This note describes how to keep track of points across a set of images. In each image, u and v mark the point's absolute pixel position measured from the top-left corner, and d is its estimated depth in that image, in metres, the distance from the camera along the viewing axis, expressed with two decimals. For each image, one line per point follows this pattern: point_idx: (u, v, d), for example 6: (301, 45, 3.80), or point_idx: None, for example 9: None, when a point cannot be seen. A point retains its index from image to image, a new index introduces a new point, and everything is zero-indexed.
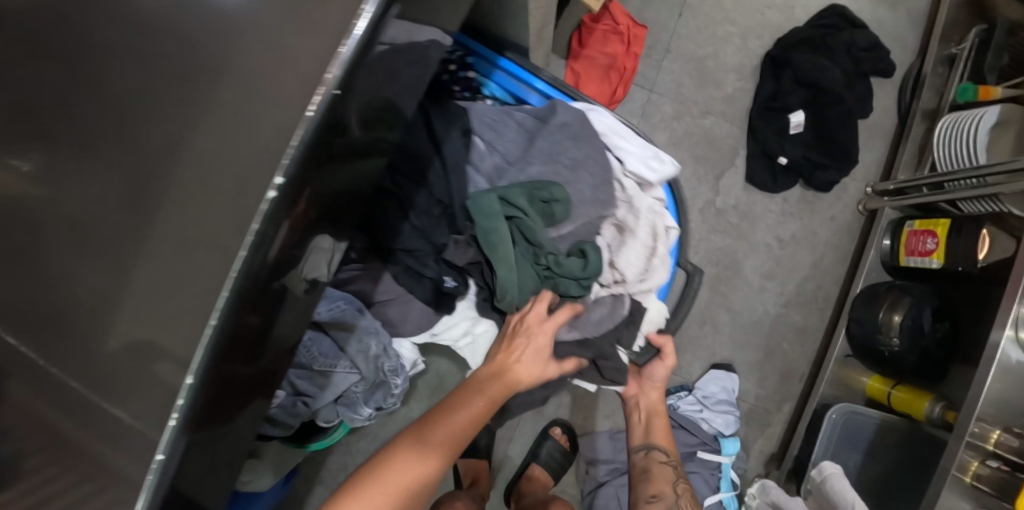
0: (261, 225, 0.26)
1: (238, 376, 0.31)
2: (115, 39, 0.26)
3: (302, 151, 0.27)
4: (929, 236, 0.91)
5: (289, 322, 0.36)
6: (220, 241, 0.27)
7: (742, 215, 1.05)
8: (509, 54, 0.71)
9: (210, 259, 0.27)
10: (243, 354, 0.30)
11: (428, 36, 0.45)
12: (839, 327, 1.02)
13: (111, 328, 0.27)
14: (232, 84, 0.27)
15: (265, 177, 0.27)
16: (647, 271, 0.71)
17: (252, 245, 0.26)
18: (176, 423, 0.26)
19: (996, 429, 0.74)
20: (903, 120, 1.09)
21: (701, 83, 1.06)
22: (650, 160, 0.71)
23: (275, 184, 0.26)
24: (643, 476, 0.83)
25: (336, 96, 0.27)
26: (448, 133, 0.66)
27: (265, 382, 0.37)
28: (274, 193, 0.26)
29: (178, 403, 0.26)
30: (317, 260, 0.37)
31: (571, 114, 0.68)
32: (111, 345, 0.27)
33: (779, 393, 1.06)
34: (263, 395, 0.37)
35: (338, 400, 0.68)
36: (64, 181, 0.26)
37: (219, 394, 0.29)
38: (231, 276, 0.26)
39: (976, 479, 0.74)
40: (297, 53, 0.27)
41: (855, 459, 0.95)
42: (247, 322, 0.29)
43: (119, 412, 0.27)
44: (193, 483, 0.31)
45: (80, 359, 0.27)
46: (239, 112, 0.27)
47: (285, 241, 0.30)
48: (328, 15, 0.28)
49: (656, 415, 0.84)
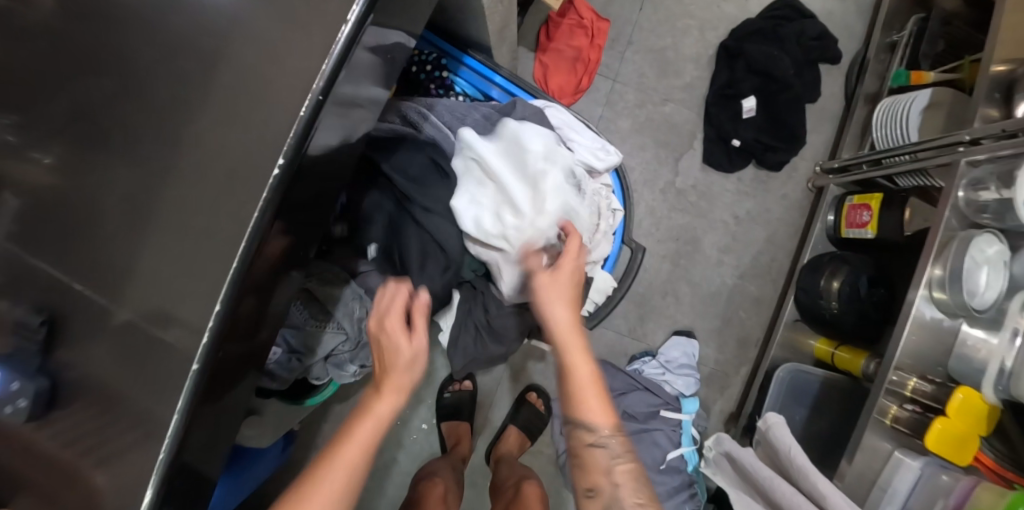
0: (269, 194, 0.40)
1: (258, 293, 0.45)
2: (163, 68, 0.41)
3: (297, 141, 0.40)
4: (865, 209, 1.01)
5: (282, 268, 0.48)
6: (242, 203, 0.41)
7: (700, 194, 1.15)
8: (473, 53, 0.80)
9: (233, 215, 0.41)
10: (258, 284, 0.44)
11: (397, 39, 0.57)
12: (788, 296, 1.12)
13: (171, 261, 0.42)
14: (250, 96, 0.41)
15: (272, 159, 0.40)
16: (591, 243, 0.77)
17: (263, 207, 0.40)
18: (212, 328, 0.41)
19: (913, 377, 0.85)
20: (848, 103, 1.18)
21: (662, 72, 1.15)
22: (598, 150, 0.80)
23: (279, 162, 0.40)
24: (576, 463, 0.65)
25: (319, 101, 0.41)
26: (425, 120, 0.76)
27: (271, 310, 0.50)
28: (279, 170, 0.40)
29: (214, 315, 0.41)
30: (302, 221, 0.49)
31: (528, 109, 0.77)
32: (173, 269, 0.42)
33: (736, 357, 1.16)
34: (271, 320, 0.51)
35: (328, 359, 0.76)
36: (142, 164, 0.41)
37: (243, 310, 0.43)
38: (251, 227, 0.40)
39: (895, 422, 0.85)
40: (291, 73, 0.41)
41: (801, 413, 1.05)
42: (261, 260, 0.43)
43: (180, 317, 0.42)
44: (224, 372, 0.45)
45: (153, 278, 0.42)
46: (254, 114, 0.41)
47: (286, 207, 0.43)
48: (311, 45, 0.41)
49: (574, 371, 0.63)
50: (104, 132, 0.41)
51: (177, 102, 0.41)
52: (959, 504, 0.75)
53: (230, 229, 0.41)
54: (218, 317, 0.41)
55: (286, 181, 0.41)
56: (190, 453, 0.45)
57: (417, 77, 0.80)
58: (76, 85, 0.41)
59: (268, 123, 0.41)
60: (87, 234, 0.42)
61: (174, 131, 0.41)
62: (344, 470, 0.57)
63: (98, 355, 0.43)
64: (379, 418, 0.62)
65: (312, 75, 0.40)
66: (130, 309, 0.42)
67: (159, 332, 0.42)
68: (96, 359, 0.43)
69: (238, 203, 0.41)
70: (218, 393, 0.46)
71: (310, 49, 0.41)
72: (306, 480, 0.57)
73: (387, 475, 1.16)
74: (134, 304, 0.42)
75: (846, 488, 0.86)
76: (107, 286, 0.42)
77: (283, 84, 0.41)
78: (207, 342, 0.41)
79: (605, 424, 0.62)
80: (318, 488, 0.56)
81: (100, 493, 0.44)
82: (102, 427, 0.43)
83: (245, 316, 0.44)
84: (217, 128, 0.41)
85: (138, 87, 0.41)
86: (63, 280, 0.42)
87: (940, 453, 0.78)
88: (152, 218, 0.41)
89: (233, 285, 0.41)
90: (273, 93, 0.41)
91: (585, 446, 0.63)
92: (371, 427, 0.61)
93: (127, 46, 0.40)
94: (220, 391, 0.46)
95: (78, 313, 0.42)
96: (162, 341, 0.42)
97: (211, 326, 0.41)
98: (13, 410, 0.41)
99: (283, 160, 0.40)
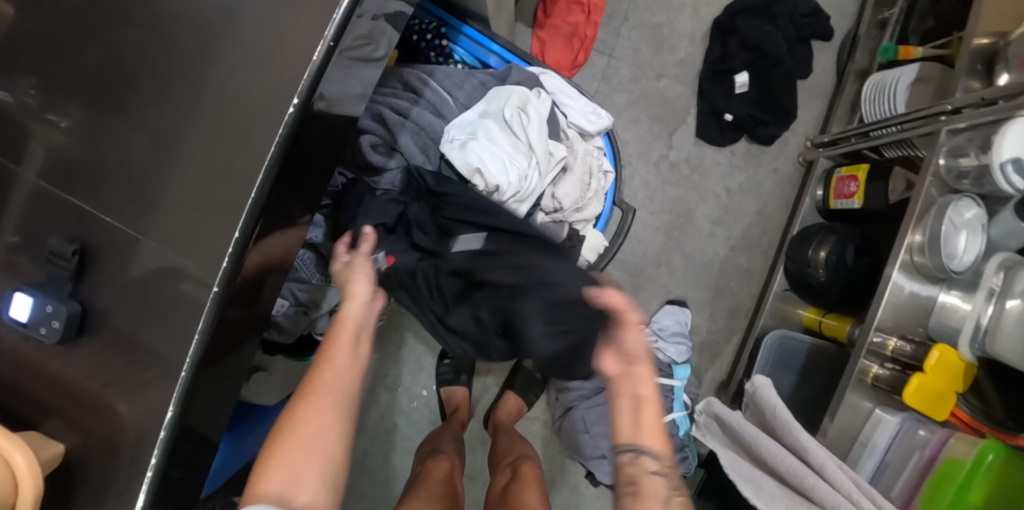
0: (285, 131, 0.45)
1: (272, 234, 0.51)
2: (184, 21, 0.46)
3: (310, 83, 0.45)
4: (852, 180, 1.04)
5: (292, 212, 0.53)
6: (257, 141, 0.45)
7: (693, 167, 1.18)
8: (471, 22, 0.82)
9: (249, 152, 0.45)
10: (273, 219, 0.49)
11: (397, 7, 0.61)
12: (777, 267, 1.16)
13: (190, 193, 0.46)
14: (265, 43, 0.45)
15: (287, 100, 0.45)
16: (583, 202, 0.82)
17: (279, 143, 0.45)
18: (232, 255, 0.46)
19: (893, 338, 0.87)
20: (839, 80, 1.21)
21: (657, 48, 1.18)
22: (590, 114, 0.84)
23: (294, 103, 0.45)
24: (627, 491, 0.53)
25: (330, 48, 0.45)
26: (425, 83, 0.78)
27: (285, 254, 0.56)
28: (293, 110, 0.45)
29: (233, 244, 0.46)
30: (309, 171, 0.53)
31: (523, 75, 0.79)
32: (192, 201, 0.46)
33: (728, 326, 1.20)
34: (283, 266, 0.56)
35: (329, 311, 0.80)
36: (165, 107, 0.46)
37: (257, 241, 0.48)
38: (268, 162, 0.45)
39: (875, 380, 0.88)
40: (304, 22, 0.45)
41: (789, 379, 1.08)
42: (276, 195, 0.48)
43: (201, 243, 0.46)
44: (243, 302, 0.50)
45: (176, 210, 0.47)
46: (269, 59, 0.45)
47: (299, 146, 0.48)
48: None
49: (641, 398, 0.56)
50: (128, 77, 0.47)
51: (196, 51, 0.46)
52: (933, 456, 0.79)
53: (247, 164, 0.45)
54: (237, 245, 0.46)
55: (299, 121, 0.46)
56: (209, 376, 0.50)
57: (417, 46, 0.83)
58: (112, 42, 0.47)
59: (283, 67, 0.45)
60: (113, 173, 0.47)
61: (195, 79, 0.46)
62: (341, 380, 0.58)
63: (125, 280, 0.47)
64: (351, 329, 0.62)
65: (324, 24, 0.45)
66: (155, 237, 0.47)
67: (181, 257, 0.47)
68: (124, 283, 0.48)
69: (254, 140, 0.45)
70: (234, 324, 0.50)
71: (322, 3, 0.45)
72: (302, 397, 0.56)
73: (388, 440, 1.21)
74: (158, 232, 0.47)
75: (830, 444, 0.90)
76: (129, 217, 0.47)
77: (296, 32, 0.45)
78: (226, 267, 0.46)
79: (663, 451, 0.55)
80: (317, 398, 0.56)
81: (126, 416, 0.48)
82: (130, 343, 0.48)
83: (261, 248, 0.49)
84: (237, 75, 0.45)
85: (164, 39, 0.46)
86: (91, 212, 0.48)
87: (917, 409, 0.81)
88: (179, 157, 0.46)
89: (250, 215, 0.46)
90: (289, 41, 0.45)
91: (643, 477, 0.54)
92: (348, 334, 0.61)
93: (152, 5, 0.46)
94: (238, 319, 0.51)
95: (108, 245, 0.48)
96: (183, 266, 0.47)
97: (229, 252, 0.46)
98: (47, 331, 0.47)
99: (297, 100, 0.44)
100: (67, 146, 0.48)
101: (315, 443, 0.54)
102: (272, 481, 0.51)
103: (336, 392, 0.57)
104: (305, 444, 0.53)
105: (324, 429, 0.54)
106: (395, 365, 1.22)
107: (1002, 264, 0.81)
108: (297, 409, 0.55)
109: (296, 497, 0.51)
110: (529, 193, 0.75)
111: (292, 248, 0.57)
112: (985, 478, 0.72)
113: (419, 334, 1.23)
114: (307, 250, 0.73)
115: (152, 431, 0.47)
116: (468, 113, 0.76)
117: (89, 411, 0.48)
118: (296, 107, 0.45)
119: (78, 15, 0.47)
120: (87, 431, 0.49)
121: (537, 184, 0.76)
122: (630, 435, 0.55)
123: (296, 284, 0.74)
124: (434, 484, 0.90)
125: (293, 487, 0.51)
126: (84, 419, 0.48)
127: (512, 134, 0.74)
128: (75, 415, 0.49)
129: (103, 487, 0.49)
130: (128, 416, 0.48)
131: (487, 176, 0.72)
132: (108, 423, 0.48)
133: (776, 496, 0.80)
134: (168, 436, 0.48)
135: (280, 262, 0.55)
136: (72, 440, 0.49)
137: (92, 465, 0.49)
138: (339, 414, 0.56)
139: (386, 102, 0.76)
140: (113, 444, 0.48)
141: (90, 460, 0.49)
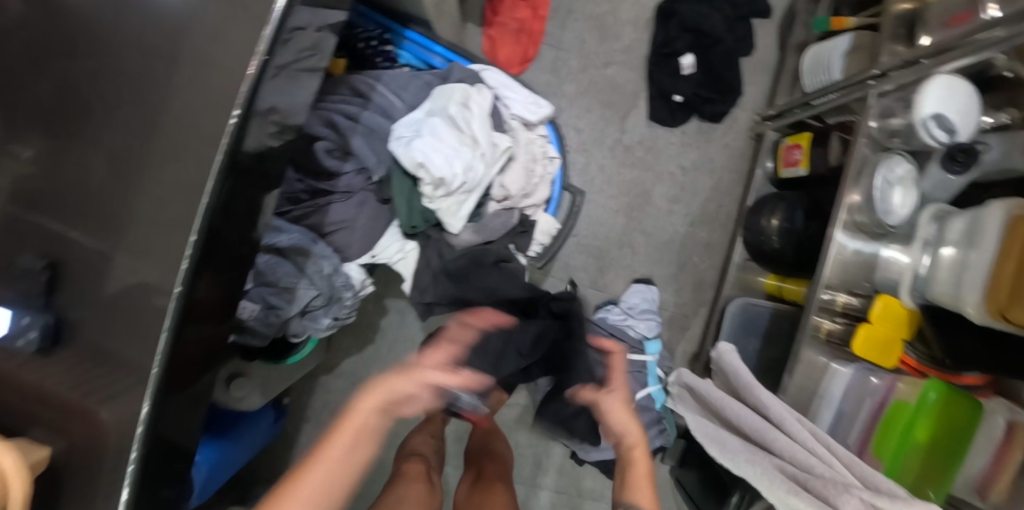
0: (229, 139, 0.49)
1: (225, 238, 0.55)
2: (123, 42, 0.49)
3: (248, 95, 0.49)
4: (797, 148, 1.10)
5: (241, 216, 0.57)
6: (203, 150, 0.49)
7: (647, 148, 1.24)
8: (414, 26, 0.87)
9: (197, 160, 0.49)
10: (224, 221, 0.53)
11: (336, 17, 0.65)
12: (735, 238, 1.22)
13: (144, 204, 0.50)
14: (202, 59, 0.49)
15: (227, 109, 0.49)
16: (530, 188, 0.87)
17: (225, 151, 0.49)
18: (189, 258, 0.50)
19: (842, 295, 0.93)
20: (780, 54, 1.26)
21: (602, 37, 1.24)
22: (530, 105, 0.88)
23: (234, 114, 0.49)
24: None
25: (264, 61, 0.49)
26: (374, 89, 0.82)
27: (238, 257, 0.60)
28: (235, 120, 0.49)
29: (188, 247, 0.50)
30: (256, 178, 0.58)
31: (465, 73, 0.84)
32: (147, 211, 0.50)
33: (694, 299, 1.25)
34: (237, 268, 0.60)
35: (303, 316, 0.79)
36: (113, 126, 0.49)
37: (212, 244, 0.52)
38: (215, 169, 0.49)
39: (828, 335, 0.92)
40: (238, 38, 0.49)
41: (754, 344, 1.12)
42: (226, 199, 0.52)
43: (158, 250, 0.50)
44: (203, 301, 0.54)
45: (132, 221, 0.50)
46: (207, 73, 0.49)
47: (243, 153, 0.52)
48: (254, 13, 0.49)
49: (632, 461, 0.74)
50: (78, 100, 0.50)
51: (138, 71, 0.49)
52: (883, 400, 0.82)
53: (196, 172, 0.49)
54: (193, 248, 0.49)
55: (241, 131, 0.50)
56: (176, 371, 0.54)
57: (363, 52, 0.86)
58: (63, 70, 0.50)
59: (222, 81, 0.49)
60: (77, 192, 0.50)
61: (145, 100, 0.49)
62: (320, 493, 0.58)
63: (91, 290, 0.51)
64: (351, 434, 0.61)
65: (255, 40, 0.49)
66: (115, 247, 0.50)
67: (140, 264, 0.50)
68: (90, 292, 0.51)
69: (201, 149, 0.49)
70: (195, 323, 0.54)
71: (253, 19, 0.49)
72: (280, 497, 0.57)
73: None
74: (117, 241, 0.50)
75: (792, 401, 0.91)
76: (90, 230, 0.50)
77: (231, 46, 0.49)
78: (184, 270, 0.50)
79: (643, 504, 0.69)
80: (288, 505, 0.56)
81: (109, 419, 0.51)
82: (102, 348, 0.51)
83: (215, 250, 0.53)
84: (184, 92, 0.49)
85: (111, 64, 0.49)
86: (57, 231, 0.51)
87: (867, 358, 0.83)
88: (130, 171, 0.50)
89: (203, 219, 0.49)
90: (223, 55, 0.49)
91: None
92: (347, 440, 0.61)
93: (99, 32, 0.49)
94: (199, 319, 0.55)
95: (76, 261, 0.51)
96: (145, 272, 0.50)
97: (186, 256, 0.50)
98: (23, 344, 0.49)
99: (237, 111, 0.49)
100: (28, 170, 0.51)
101: None
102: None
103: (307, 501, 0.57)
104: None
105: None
106: (378, 363, 1.26)
107: (935, 215, 0.84)
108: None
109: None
110: (475, 183, 0.79)
111: (245, 250, 0.61)
112: (930, 415, 0.75)
113: (398, 332, 1.26)
114: (270, 254, 0.76)
115: (131, 427, 0.52)
116: (416, 112, 0.79)
117: (70, 417, 0.51)
118: (237, 117, 0.49)
119: (25, 45, 0.50)
120: (71, 434, 0.52)
121: (483, 173, 0.79)
122: (624, 494, 0.72)
123: (265, 288, 0.75)
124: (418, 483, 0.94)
125: None
126: (64, 425, 0.52)
127: (457, 129, 0.78)
128: (55, 422, 0.52)
129: (92, 485, 0.53)
130: (110, 419, 0.51)
131: (432, 168, 0.74)
132: (87, 426, 0.51)
133: (739, 451, 0.83)
134: (145, 428, 0.51)
135: (233, 265, 0.59)
136: (56, 446, 0.52)
137: (80, 466, 0.53)
138: None
139: (336, 108, 0.80)
140: (97, 446, 0.52)
141: (75, 462, 0.52)
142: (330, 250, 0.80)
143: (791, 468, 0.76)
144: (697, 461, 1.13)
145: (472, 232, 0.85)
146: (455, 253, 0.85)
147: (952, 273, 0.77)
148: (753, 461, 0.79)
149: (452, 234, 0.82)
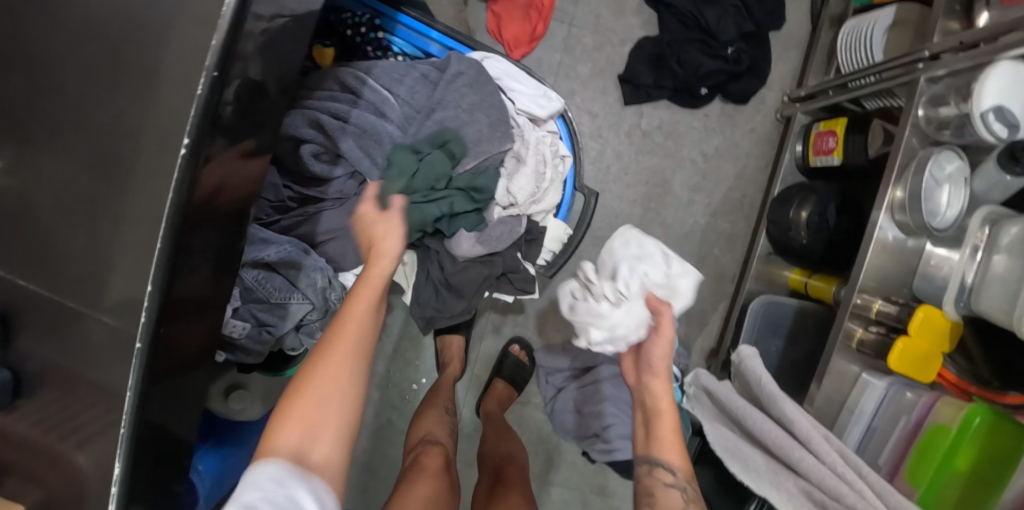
0: (180, 174, 0.39)
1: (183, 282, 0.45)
2: (52, 58, 0.41)
3: (198, 118, 0.39)
4: (831, 135, 1.00)
5: (208, 244, 0.48)
6: (150, 183, 0.40)
7: (667, 134, 1.16)
8: (406, 9, 0.78)
9: (145, 197, 0.40)
10: (184, 261, 0.44)
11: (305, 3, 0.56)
12: (760, 230, 1.14)
13: (89, 244, 0.42)
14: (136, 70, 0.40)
15: (170, 132, 0.39)
16: (539, 194, 0.80)
17: (178, 189, 0.39)
18: (146, 320, 0.40)
19: (877, 300, 0.83)
20: (814, 28, 1.16)
21: (618, 12, 1.14)
22: (539, 98, 0.81)
23: (184, 144, 0.39)
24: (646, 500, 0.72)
25: (214, 79, 0.39)
26: (363, 83, 0.74)
27: (203, 295, 0.51)
28: (185, 151, 0.39)
29: (144, 307, 0.40)
30: (220, 204, 0.48)
31: (465, 63, 0.76)
32: (91, 253, 0.42)
33: (713, 293, 1.19)
34: (201, 304, 0.52)
35: (299, 329, 0.76)
36: (47, 155, 0.42)
37: (174, 293, 0.43)
38: (170, 199, 0.39)
39: (859, 344, 0.84)
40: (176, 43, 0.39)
41: (777, 344, 1.06)
42: (187, 237, 0.42)
43: (105, 300, 0.42)
44: (168, 352, 0.46)
45: (78, 264, 0.43)
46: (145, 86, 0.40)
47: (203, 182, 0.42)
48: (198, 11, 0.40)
49: (657, 415, 0.78)
50: (10, 127, 0.43)
51: (71, 91, 0.41)
52: (921, 420, 0.75)
53: (147, 210, 0.40)
54: (150, 307, 0.40)
55: (195, 161, 0.39)
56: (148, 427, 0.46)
57: (353, 41, 0.80)
58: None
59: (162, 98, 0.39)
60: (29, 238, 0.44)
61: (78, 123, 0.41)
62: (349, 341, 0.57)
63: (48, 339, 0.45)
64: (365, 307, 0.61)
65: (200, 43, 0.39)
66: (63, 292, 0.44)
67: (86, 310, 0.43)
68: (47, 340, 0.46)
69: (151, 183, 0.40)
70: (160, 381, 0.46)
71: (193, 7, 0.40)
72: (327, 340, 0.56)
73: (383, 436, 1.21)
74: (63, 287, 0.44)
75: (816, 411, 0.87)
76: (39, 274, 0.44)
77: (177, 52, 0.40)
78: (144, 327, 0.41)
79: (677, 464, 0.74)
80: (326, 364, 0.55)
81: (86, 465, 0.44)
82: (55, 405, 0.45)
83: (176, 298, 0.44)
84: (119, 110, 0.40)
85: (51, 82, 0.41)
86: (11, 278, 0.45)
87: (902, 372, 0.77)
88: (71, 207, 0.42)
89: (161, 269, 0.40)
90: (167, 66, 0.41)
91: (658, 484, 0.73)
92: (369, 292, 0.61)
93: (28, 45, 0.41)
94: (166, 373, 0.46)
95: (32, 306, 0.45)
96: (92, 321, 0.43)
97: (144, 310, 0.40)
98: None
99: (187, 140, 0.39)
100: None
101: (325, 408, 0.53)
102: (286, 432, 0.51)
103: (355, 342, 0.57)
104: (321, 397, 0.53)
105: (346, 378, 0.55)
106: (382, 362, 1.22)
107: (986, 219, 0.76)
108: (324, 353, 0.56)
109: (312, 450, 0.51)
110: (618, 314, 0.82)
111: (212, 281, 0.53)
112: (973, 441, 0.69)
113: (404, 329, 1.23)
114: (261, 269, 0.70)
115: (107, 483, 0.43)
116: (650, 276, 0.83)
117: (40, 470, 0.47)
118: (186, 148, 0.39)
119: None
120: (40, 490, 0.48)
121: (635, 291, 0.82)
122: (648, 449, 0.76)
123: (255, 304, 0.71)
124: (427, 479, 0.86)
125: (309, 442, 0.51)
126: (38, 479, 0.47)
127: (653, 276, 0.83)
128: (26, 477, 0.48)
129: None
130: (86, 466, 0.44)
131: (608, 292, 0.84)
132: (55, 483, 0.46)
133: (764, 474, 0.78)
134: (120, 490, 0.43)
135: (198, 304, 0.50)
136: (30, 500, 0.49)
137: None
138: (351, 375, 0.56)
139: (322, 106, 0.72)
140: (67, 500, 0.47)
141: None
142: (321, 260, 0.75)
143: (817, 493, 0.71)
144: (713, 464, 1.08)
145: (473, 242, 0.78)
146: (458, 264, 0.79)
147: (1006, 287, 0.69)
148: (777, 484, 0.75)
149: (453, 244, 0.78)
